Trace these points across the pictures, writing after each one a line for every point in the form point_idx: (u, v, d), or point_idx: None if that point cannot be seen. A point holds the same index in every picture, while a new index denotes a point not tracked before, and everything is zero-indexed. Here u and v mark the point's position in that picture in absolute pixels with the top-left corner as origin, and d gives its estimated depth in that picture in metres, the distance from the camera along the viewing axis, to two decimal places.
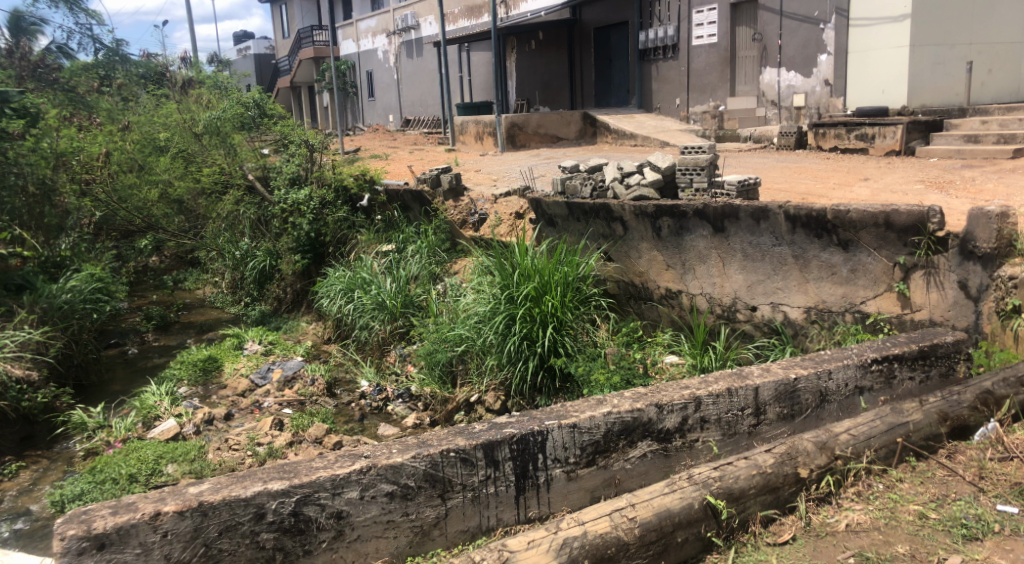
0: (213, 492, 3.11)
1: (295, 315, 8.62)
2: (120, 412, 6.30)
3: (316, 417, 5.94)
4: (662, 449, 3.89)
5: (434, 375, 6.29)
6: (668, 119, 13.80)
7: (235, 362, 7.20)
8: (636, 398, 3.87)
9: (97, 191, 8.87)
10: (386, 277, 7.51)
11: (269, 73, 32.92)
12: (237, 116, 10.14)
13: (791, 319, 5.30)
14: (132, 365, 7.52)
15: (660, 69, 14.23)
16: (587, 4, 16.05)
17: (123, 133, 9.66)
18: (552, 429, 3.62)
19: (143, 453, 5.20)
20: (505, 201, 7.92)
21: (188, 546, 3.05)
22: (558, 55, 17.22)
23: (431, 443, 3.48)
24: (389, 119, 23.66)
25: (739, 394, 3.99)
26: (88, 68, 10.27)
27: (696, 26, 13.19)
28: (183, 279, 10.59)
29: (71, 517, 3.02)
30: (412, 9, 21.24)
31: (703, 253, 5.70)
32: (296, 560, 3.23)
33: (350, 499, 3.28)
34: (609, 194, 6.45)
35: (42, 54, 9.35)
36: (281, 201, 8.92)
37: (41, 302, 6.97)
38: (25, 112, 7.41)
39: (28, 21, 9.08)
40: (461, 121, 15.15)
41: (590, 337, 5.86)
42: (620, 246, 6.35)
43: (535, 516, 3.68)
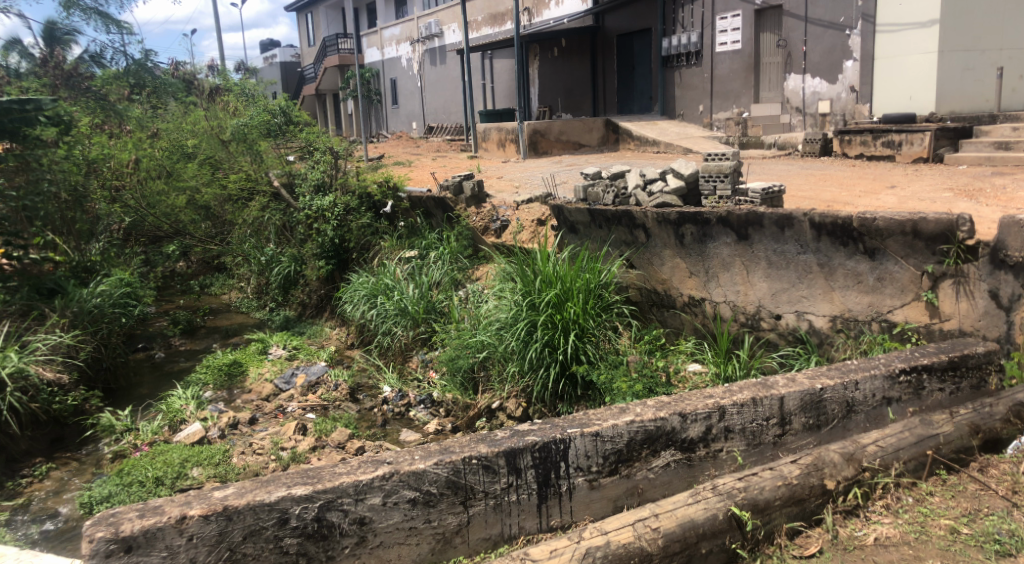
0: (238, 497, 3.14)
1: (319, 320, 8.68)
2: (147, 415, 6.38)
3: (339, 422, 5.98)
4: (685, 459, 3.86)
5: (456, 381, 6.29)
6: (691, 125, 13.74)
7: (260, 366, 7.26)
8: (659, 407, 3.84)
9: (128, 197, 9.18)
10: (409, 283, 7.55)
11: (295, 81, 33.27)
12: (263, 124, 9.93)
13: (816, 328, 5.23)
14: (159, 369, 7.62)
15: (683, 76, 14.18)
16: (610, 11, 16.04)
17: (152, 140, 9.95)
18: (575, 437, 3.60)
19: (170, 457, 5.26)
20: (527, 208, 7.89)
21: (213, 550, 3.08)
22: (581, 62, 17.21)
23: (454, 450, 3.48)
24: (412, 126, 23.80)
25: (764, 404, 3.95)
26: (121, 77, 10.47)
27: (719, 32, 13.11)
28: (210, 284, 10.71)
29: (100, 519, 3.06)
30: (435, 16, 21.38)
31: (726, 261, 5.66)
32: None
33: (373, 505, 3.29)
34: (631, 202, 6.43)
35: (74, 63, 9.62)
36: (306, 208, 9.01)
37: (72, 306, 7.11)
38: (60, 119, 7.63)
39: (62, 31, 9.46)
40: (484, 128, 15.21)
41: (612, 344, 5.84)
42: (643, 253, 6.30)
43: (557, 524, 3.66)
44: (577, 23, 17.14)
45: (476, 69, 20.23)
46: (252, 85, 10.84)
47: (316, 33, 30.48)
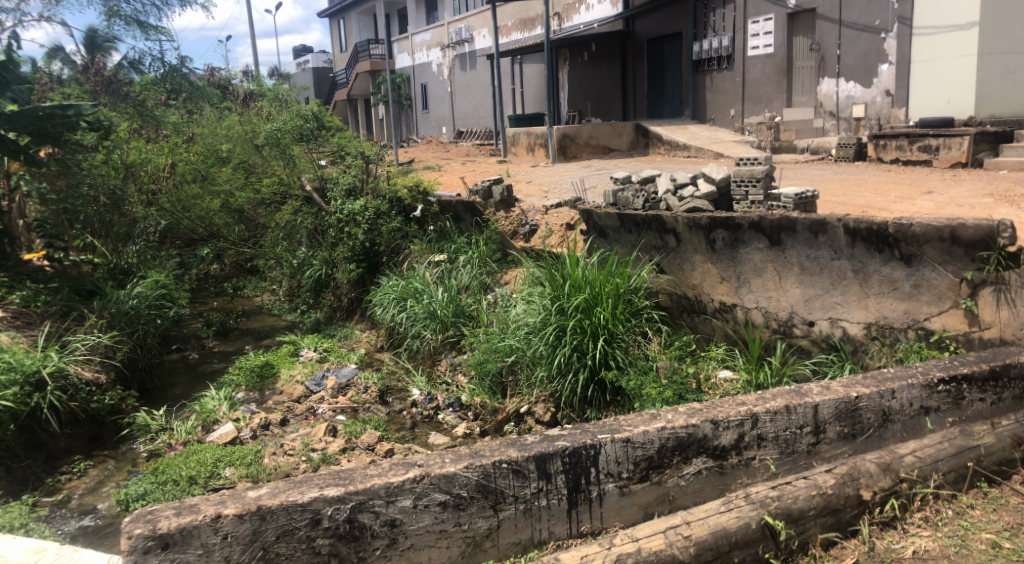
0: (271, 497, 3.18)
1: (350, 323, 8.74)
2: (181, 415, 6.49)
3: (369, 425, 6.02)
4: (717, 466, 3.82)
5: (484, 385, 6.31)
6: (721, 129, 13.64)
7: (291, 368, 7.34)
8: (691, 414, 3.81)
9: (163, 201, 9.37)
10: (438, 286, 7.57)
11: (326, 86, 33.60)
12: (297, 128, 9.83)
13: (851, 335, 5.16)
14: (193, 370, 7.74)
15: (714, 80, 14.09)
16: (641, 16, 15.99)
17: (187, 144, 10.09)
18: (605, 443, 3.59)
19: (203, 457, 5.35)
20: (556, 213, 7.85)
21: (247, 549, 3.11)
22: (611, 67, 17.18)
23: (484, 454, 3.48)
24: (442, 130, 23.96)
25: (798, 411, 3.90)
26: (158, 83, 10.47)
27: (752, 36, 13.00)
28: (243, 286, 10.84)
29: (137, 516, 3.11)
30: (466, 22, 21.50)
31: (758, 267, 5.59)
32: None
33: (404, 507, 3.31)
34: (662, 206, 6.39)
35: (114, 69, 9.71)
36: (337, 211, 9.11)
37: (109, 307, 7.26)
38: (99, 125, 7.98)
39: (102, 38, 9.56)
40: (513, 133, 15.26)
41: (642, 350, 5.80)
42: (673, 258, 6.25)
43: (587, 530, 3.64)
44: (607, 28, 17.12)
45: (506, 74, 20.28)
46: (286, 90, 10.81)
47: (348, 39, 30.79)
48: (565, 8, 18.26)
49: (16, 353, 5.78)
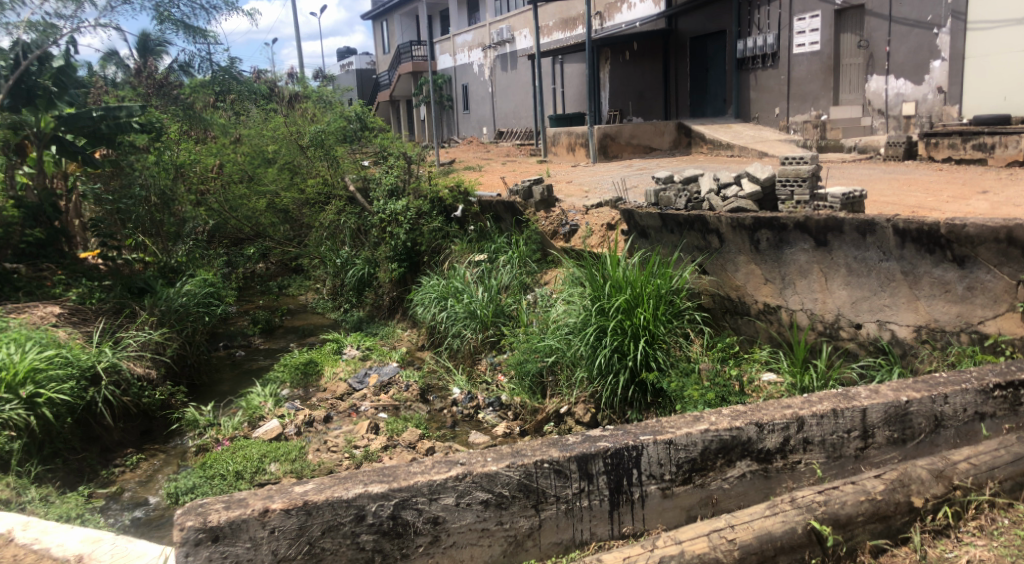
0: (317, 492, 3.23)
1: (391, 322, 8.84)
2: (228, 411, 6.64)
3: (410, 422, 6.09)
4: (762, 470, 3.77)
5: (524, 384, 6.32)
6: (766, 128, 13.44)
7: (335, 365, 7.46)
8: (735, 416, 3.77)
9: (212, 201, 9.92)
10: (478, 286, 7.59)
11: (369, 87, 34.00)
12: (340, 130, 9.94)
13: (900, 338, 5.03)
14: (239, 367, 7.89)
15: (759, 78, 13.87)
16: (684, 14, 15.81)
17: (235, 145, 10.48)
18: (648, 444, 3.57)
19: (249, 452, 5.48)
20: (597, 212, 7.83)
21: (294, 544, 3.17)
22: (652, 66, 17.03)
23: (526, 454, 3.49)
24: (483, 131, 24.06)
25: (845, 415, 3.83)
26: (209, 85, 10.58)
27: (797, 33, 12.76)
28: (288, 285, 10.92)
29: (188, 509, 3.18)
30: (507, 22, 21.51)
31: (804, 268, 5.49)
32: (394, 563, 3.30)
33: (446, 505, 3.34)
34: (704, 206, 6.35)
35: (165, 72, 10.05)
36: (380, 211, 9.19)
37: (160, 305, 7.52)
38: (151, 126, 8.40)
39: (154, 42, 9.49)
40: (554, 133, 15.27)
41: (683, 351, 5.75)
42: (716, 259, 6.15)
43: (629, 532, 3.63)
44: (649, 27, 16.99)
45: (546, 74, 20.27)
46: (329, 91, 10.83)
47: (390, 40, 31.07)
48: (607, 7, 18.18)
49: (72, 349, 5.97)
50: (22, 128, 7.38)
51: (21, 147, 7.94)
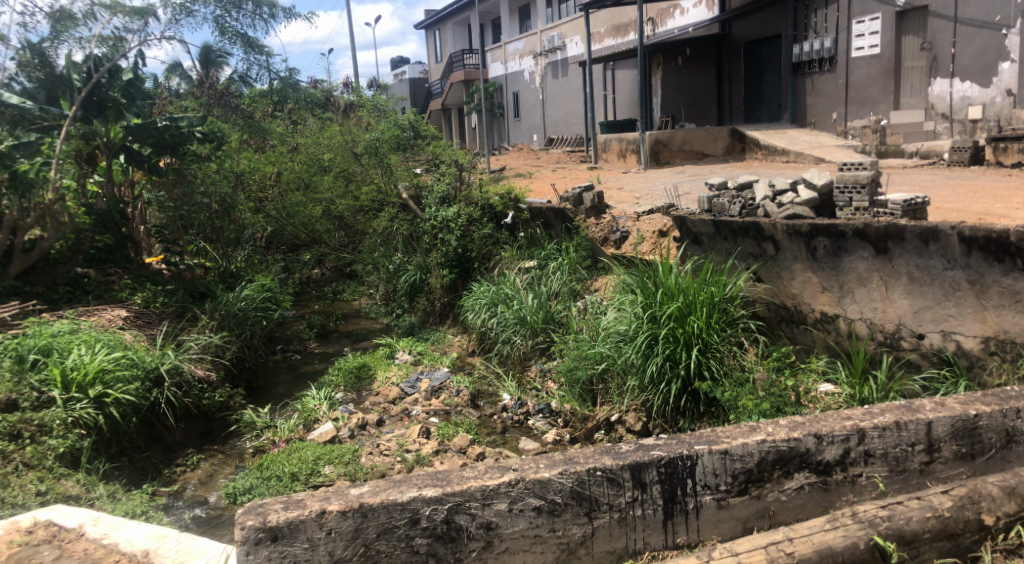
0: (372, 495, 3.27)
1: (442, 327, 8.93)
2: (285, 413, 6.77)
3: (461, 428, 6.13)
4: (821, 483, 3.68)
5: (574, 392, 6.31)
6: (823, 134, 13.15)
7: (387, 370, 7.57)
8: (793, 427, 3.69)
9: (269, 208, 10.14)
10: (528, 293, 7.62)
11: (422, 96, 34.50)
12: (394, 138, 10.21)
13: (966, 350, 4.80)
14: (295, 370, 8.05)
15: (815, 83, 13.58)
16: (737, 19, 15.61)
17: (293, 154, 10.73)
18: (702, 454, 3.52)
19: (304, 454, 5.59)
20: (648, 219, 7.78)
21: (350, 545, 3.22)
22: (705, 71, 16.86)
23: (579, 461, 3.48)
24: (532, 138, 24.15)
25: (910, 428, 3.72)
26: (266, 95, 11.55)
27: (856, 36, 12.47)
28: (343, 290, 11.08)
29: (249, 508, 3.26)
30: (559, 30, 21.51)
31: (863, 276, 5.32)
32: None
33: (499, 510, 3.35)
34: (759, 213, 6.21)
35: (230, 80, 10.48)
36: (432, 218, 9.28)
37: (220, 309, 7.79)
38: (215, 137, 8.92)
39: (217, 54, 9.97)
40: (604, 139, 15.26)
41: (737, 360, 5.66)
42: (771, 267, 6.02)
43: (683, 542, 3.58)
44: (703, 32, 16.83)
45: (597, 81, 20.24)
46: (384, 100, 10.90)
47: (442, 49, 31.47)
48: (659, 13, 18.09)
49: (138, 351, 6.19)
50: (93, 138, 7.80)
51: (93, 157, 8.38)
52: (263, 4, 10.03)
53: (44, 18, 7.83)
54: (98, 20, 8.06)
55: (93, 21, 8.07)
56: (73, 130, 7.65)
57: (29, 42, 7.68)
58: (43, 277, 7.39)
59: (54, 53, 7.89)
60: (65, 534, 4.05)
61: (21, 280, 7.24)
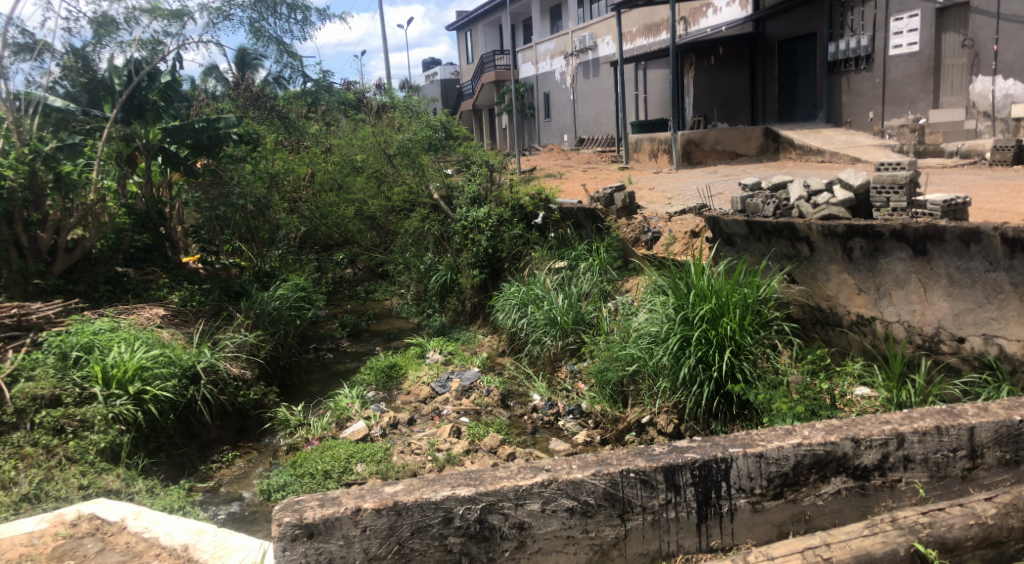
0: (407, 493, 3.30)
1: (472, 327, 8.96)
2: (318, 412, 6.85)
3: (491, 428, 6.15)
4: (859, 487, 3.63)
5: (605, 393, 6.29)
6: (859, 133, 12.94)
7: (418, 369, 7.62)
8: (830, 431, 3.64)
9: (304, 209, 10.45)
10: (559, 293, 7.61)
11: (453, 97, 34.66)
12: (426, 138, 9.96)
13: (1008, 354, 4.66)
14: (328, 369, 8.14)
15: (851, 81, 13.37)
16: (772, 17, 15.43)
17: (326, 155, 10.85)
18: (737, 457, 3.49)
19: (337, 452, 5.64)
20: (680, 220, 7.70)
21: (385, 543, 3.24)
22: (739, 70, 16.71)
23: (612, 462, 3.47)
24: (563, 138, 24.12)
25: (951, 433, 3.65)
26: (298, 97, 12.05)
27: (894, 34, 12.23)
28: (374, 290, 11.16)
29: (286, 504, 3.30)
30: (590, 29, 21.44)
31: (901, 278, 5.22)
32: None
33: (532, 511, 3.35)
34: (794, 213, 6.14)
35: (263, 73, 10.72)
36: (462, 219, 9.32)
37: (255, 308, 7.95)
38: (250, 138, 9.00)
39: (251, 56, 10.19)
40: (635, 139, 15.21)
41: (771, 363, 5.60)
42: (806, 268, 5.94)
43: (717, 546, 3.55)
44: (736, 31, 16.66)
45: (629, 81, 20.12)
46: (416, 101, 10.83)
47: (473, 50, 31.58)
48: (692, 12, 17.94)
49: (175, 349, 6.31)
50: (132, 139, 8.14)
51: (132, 158, 8.70)
52: (296, 8, 10.21)
53: (87, 23, 8.04)
54: (138, 25, 8.24)
55: (134, 25, 8.25)
56: (113, 132, 7.97)
57: (73, 47, 7.91)
58: (84, 276, 7.58)
59: (97, 57, 8.10)
60: (108, 528, 4.14)
61: (64, 279, 7.43)
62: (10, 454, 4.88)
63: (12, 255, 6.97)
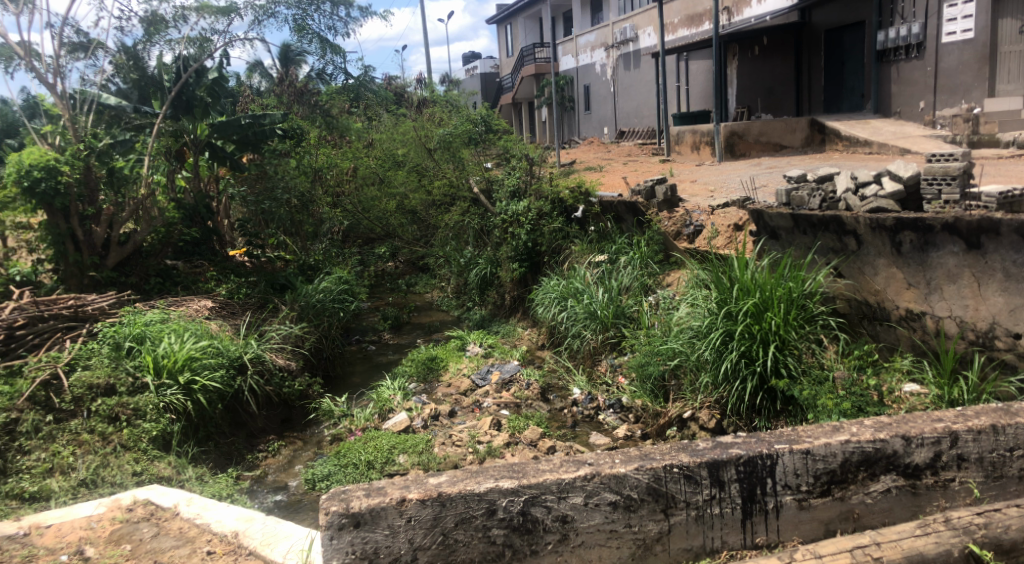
0: (450, 485, 3.33)
1: (512, 320, 9.00)
2: (361, 403, 6.95)
3: (531, 421, 6.17)
4: (910, 486, 3.56)
5: (646, 388, 6.26)
6: (908, 124, 12.57)
7: (459, 362, 7.67)
8: (879, 428, 3.57)
9: (347, 203, 10.67)
10: (599, 287, 7.57)
11: (492, 91, 34.70)
12: (466, 133, 10.12)
13: None
14: (371, 360, 8.24)
15: (901, 70, 12.96)
16: (818, 6, 15.14)
17: (368, 149, 10.94)
18: (783, 453, 3.44)
19: (380, 442, 5.71)
20: (723, 213, 7.60)
21: (429, 533, 3.28)
22: (783, 60, 16.41)
23: (654, 457, 3.45)
24: (603, 131, 23.96)
25: (1007, 432, 3.57)
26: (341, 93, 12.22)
27: (948, 20, 11.74)
28: (415, 283, 11.28)
29: (333, 493, 3.35)
30: (631, 21, 21.26)
31: (953, 272, 5.07)
32: (523, 558, 3.36)
33: (575, 504, 3.35)
34: (840, 206, 6.04)
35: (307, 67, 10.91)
36: (502, 212, 9.33)
37: (299, 300, 8.09)
38: (294, 133, 9.66)
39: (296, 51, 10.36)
40: (676, 131, 15.07)
41: (816, 358, 5.51)
42: (853, 262, 5.81)
43: (762, 542, 3.51)
44: (781, 20, 16.33)
45: (670, 72, 19.91)
46: (456, 95, 10.85)
47: (512, 43, 31.57)
48: (736, 2, 17.67)
49: (223, 340, 6.45)
50: (182, 135, 8.42)
51: (180, 154, 8.94)
52: (339, 5, 10.32)
53: (138, 22, 8.23)
54: (187, 23, 8.42)
55: (182, 22, 8.44)
56: (164, 128, 8.26)
57: (124, 46, 8.12)
58: (136, 268, 7.80)
59: (147, 55, 8.31)
60: (162, 513, 4.27)
61: (117, 271, 7.65)
62: (69, 440, 5.08)
63: (68, 248, 7.19)
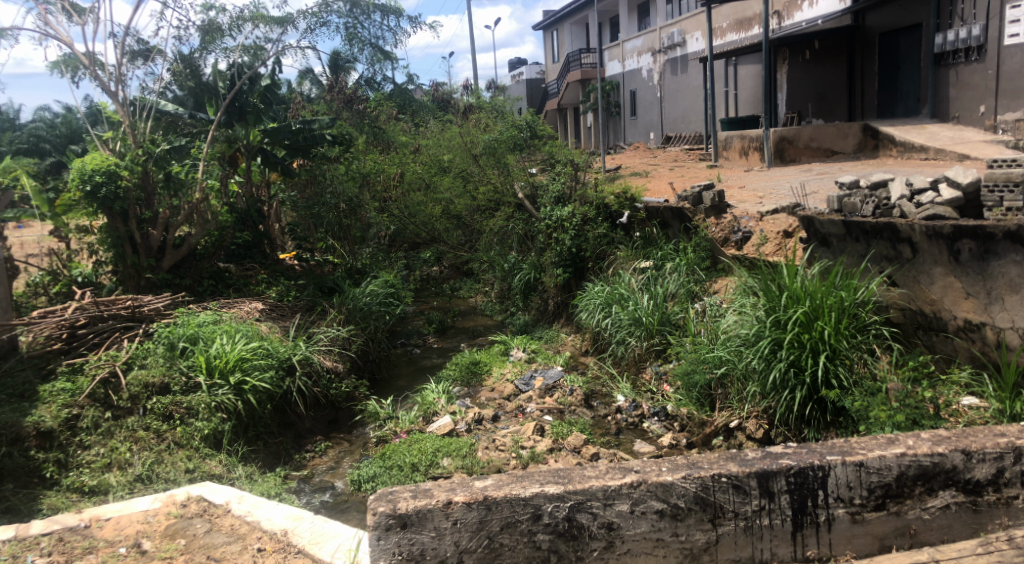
0: (497, 488, 3.33)
1: (555, 326, 9.01)
2: (405, 406, 7.01)
3: (575, 427, 6.14)
4: (970, 503, 3.44)
5: (691, 396, 6.19)
6: (967, 129, 12.17)
7: (502, 366, 7.72)
8: (938, 441, 3.47)
9: (393, 208, 10.65)
10: (644, 293, 7.51)
11: (537, 96, 34.80)
12: (511, 138, 10.11)
13: None
14: (416, 364, 8.32)
15: (960, 74, 12.57)
16: (872, 9, 14.88)
17: (414, 155, 11.06)
18: (835, 465, 3.37)
19: (425, 445, 5.74)
20: (772, 219, 7.49)
21: (475, 536, 3.29)
22: (835, 64, 16.12)
23: (703, 466, 3.41)
24: (648, 136, 23.84)
25: None
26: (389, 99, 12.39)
27: (1011, 22, 11.35)
28: (459, 287, 11.36)
29: (380, 495, 3.38)
30: (677, 26, 21.13)
31: (1016, 282, 4.86)
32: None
33: (622, 511, 3.33)
34: (895, 213, 5.87)
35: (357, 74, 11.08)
36: (547, 218, 9.32)
37: (347, 304, 8.21)
38: (342, 139, 10.17)
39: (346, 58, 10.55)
40: (723, 137, 14.90)
41: (868, 369, 5.37)
42: (908, 271, 5.64)
43: (813, 556, 3.43)
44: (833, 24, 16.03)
45: (718, 77, 19.73)
46: (502, 101, 10.84)
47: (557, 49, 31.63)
48: (787, 6, 17.42)
49: (273, 342, 6.58)
50: (235, 141, 8.59)
51: (234, 159, 9.20)
52: (388, 14, 10.48)
53: (195, 31, 8.45)
54: (242, 31, 8.65)
55: (237, 31, 8.66)
56: (217, 135, 8.49)
57: (180, 55, 8.40)
58: (190, 270, 8.04)
59: (203, 63, 8.58)
60: (214, 510, 4.36)
61: (171, 273, 7.88)
62: (125, 437, 5.25)
63: (126, 250, 7.46)
